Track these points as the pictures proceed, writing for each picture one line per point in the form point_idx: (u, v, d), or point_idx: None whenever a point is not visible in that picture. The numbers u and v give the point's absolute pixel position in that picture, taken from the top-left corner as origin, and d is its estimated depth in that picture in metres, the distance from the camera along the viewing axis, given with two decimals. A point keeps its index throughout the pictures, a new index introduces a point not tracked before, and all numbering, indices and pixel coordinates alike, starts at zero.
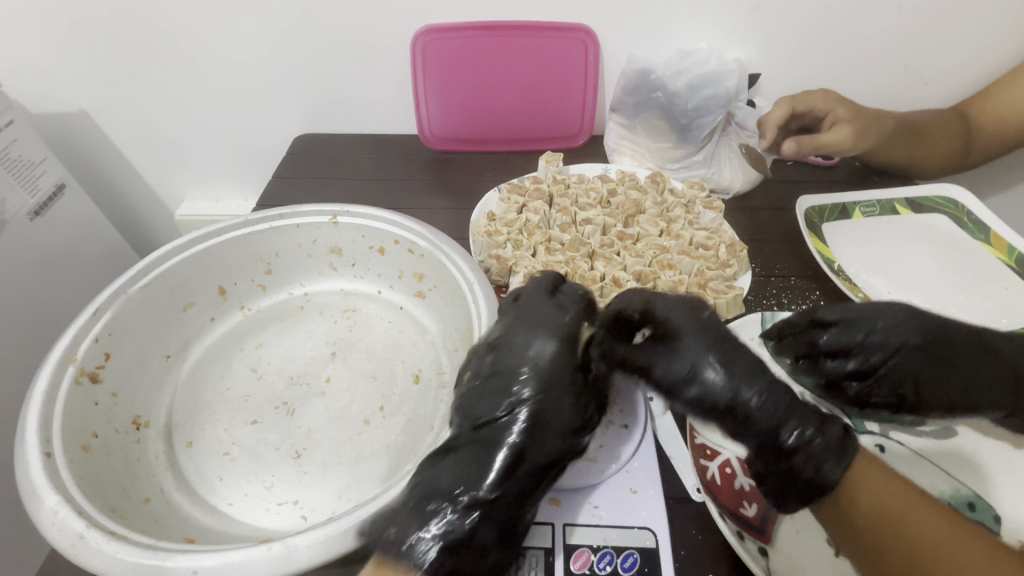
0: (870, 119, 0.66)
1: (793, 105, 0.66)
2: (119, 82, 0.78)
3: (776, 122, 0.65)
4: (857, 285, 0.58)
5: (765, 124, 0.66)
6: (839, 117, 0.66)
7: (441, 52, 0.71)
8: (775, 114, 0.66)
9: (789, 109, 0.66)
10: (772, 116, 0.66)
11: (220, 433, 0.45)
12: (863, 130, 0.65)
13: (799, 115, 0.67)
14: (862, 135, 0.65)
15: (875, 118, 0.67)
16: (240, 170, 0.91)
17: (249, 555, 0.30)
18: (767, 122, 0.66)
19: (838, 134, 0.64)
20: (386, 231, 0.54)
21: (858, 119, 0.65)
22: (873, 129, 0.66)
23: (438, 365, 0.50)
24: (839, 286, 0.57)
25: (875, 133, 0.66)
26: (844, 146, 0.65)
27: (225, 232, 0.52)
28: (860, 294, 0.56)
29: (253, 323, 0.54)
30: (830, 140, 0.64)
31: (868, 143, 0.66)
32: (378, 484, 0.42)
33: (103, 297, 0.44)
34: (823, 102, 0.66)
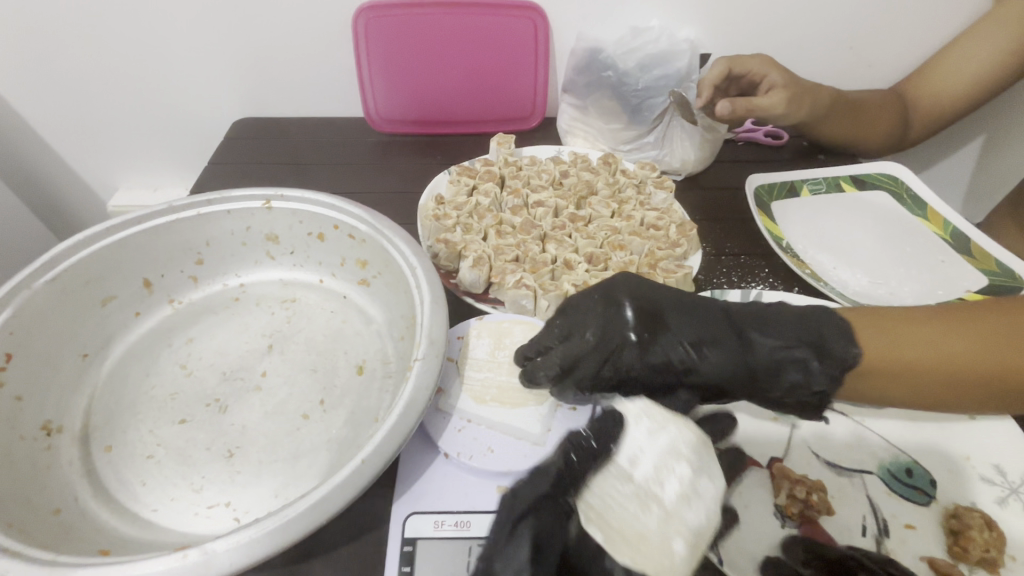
0: (801, 88, 0.67)
1: (730, 66, 0.66)
2: (33, 61, 0.72)
3: (713, 82, 0.64)
4: (804, 261, 0.59)
5: (702, 84, 0.65)
6: (771, 84, 0.66)
7: (386, 29, 0.68)
8: (712, 75, 0.65)
9: (727, 69, 0.65)
10: (710, 76, 0.65)
11: (143, 435, 0.42)
12: (795, 98, 0.66)
13: (737, 77, 0.67)
14: (793, 102, 0.66)
15: (807, 87, 0.68)
16: (177, 156, 0.86)
17: (162, 564, 0.28)
18: (704, 82, 0.64)
19: (771, 99, 0.65)
20: (324, 217, 0.51)
21: (790, 86, 0.66)
22: (803, 97, 0.67)
23: (383, 355, 0.48)
24: (787, 262, 0.58)
25: (805, 101, 0.67)
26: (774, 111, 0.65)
27: (145, 220, 0.48)
28: (806, 271, 0.57)
29: (183, 317, 0.50)
30: (763, 105, 0.65)
31: (802, 112, 0.67)
32: (317, 480, 0.39)
33: (0, 292, 0.40)
34: (758, 67, 0.66)
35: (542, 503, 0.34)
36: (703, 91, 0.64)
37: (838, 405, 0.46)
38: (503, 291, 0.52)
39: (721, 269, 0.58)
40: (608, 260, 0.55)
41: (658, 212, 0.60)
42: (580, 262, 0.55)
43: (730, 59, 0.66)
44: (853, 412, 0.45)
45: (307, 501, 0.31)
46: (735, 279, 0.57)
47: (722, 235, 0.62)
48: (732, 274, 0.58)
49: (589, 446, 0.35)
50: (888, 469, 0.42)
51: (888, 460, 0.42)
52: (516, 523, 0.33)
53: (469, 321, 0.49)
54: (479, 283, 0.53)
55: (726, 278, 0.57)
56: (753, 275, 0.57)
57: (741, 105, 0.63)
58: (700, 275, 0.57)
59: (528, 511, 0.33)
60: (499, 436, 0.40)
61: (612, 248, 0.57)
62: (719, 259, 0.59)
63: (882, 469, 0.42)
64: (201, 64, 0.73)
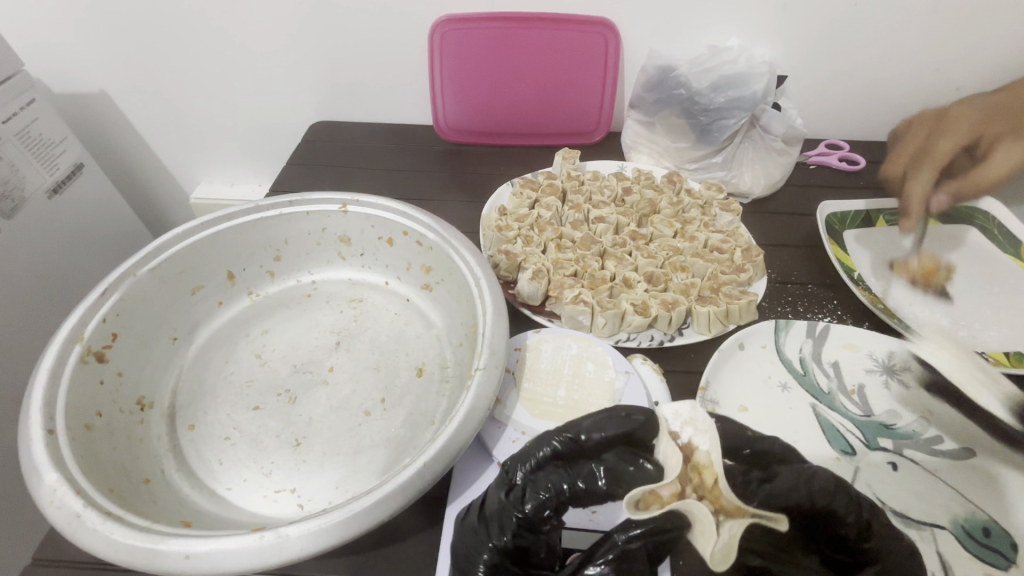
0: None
1: (935, 163, 0.54)
2: (140, 64, 0.79)
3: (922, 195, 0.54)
4: (879, 296, 0.56)
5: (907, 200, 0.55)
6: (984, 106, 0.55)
7: (460, 43, 0.70)
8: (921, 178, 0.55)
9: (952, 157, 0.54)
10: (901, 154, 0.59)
11: (222, 418, 0.45)
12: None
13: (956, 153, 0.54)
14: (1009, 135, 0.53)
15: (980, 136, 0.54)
16: (256, 156, 0.92)
17: (241, 542, 0.30)
18: (911, 199, 0.55)
19: (1007, 155, 0.52)
20: (394, 222, 0.54)
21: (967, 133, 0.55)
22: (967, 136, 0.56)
23: (442, 359, 0.50)
24: (858, 296, 0.55)
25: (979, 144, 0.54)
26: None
27: (235, 217, 0.52)
28: (880, 306, 0.53)
29: (261, 309, 0.54)
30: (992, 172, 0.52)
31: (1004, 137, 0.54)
32: (376, 477, 0.41)
33: (112, 277, 0.45)
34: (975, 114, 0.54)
35: (544, 490, 0.35)
36: (911, 209, 0.55)
37: (908, 451, 0.45)
38: (560, 305, 0.53)
39: (787, 297, 0.56)
40: (669, 282, 0.55)
41: (722, 235, 0.59)
42: (639, 281, 0.55)
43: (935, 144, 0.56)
44: (927, 460, 0.44)
45: (371, 497, 0.32)
46: (802, 309, 0.55)
47: (788, 263, 0.60)
48: (798, 303, 0.56)
49: (602, 481, 0.35)
50: (964, 526, 0.40)
51: (964, 515, 0.41)
52: (510, 502, 0.35)
53: (527, 333, 0.50)
54: (537, 296, 0.53)
55: (791, 307, 0.56)
56: (821, 306, 0.55)
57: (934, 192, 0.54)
58: (763, 302, 0.56)
59: (528, 506, 0.34)
60: None
61: (673, 269, 0.57)
62: (784, 287, 0.57)
63: (956, 523, 0.41)
64: (285, 70, 0.78)
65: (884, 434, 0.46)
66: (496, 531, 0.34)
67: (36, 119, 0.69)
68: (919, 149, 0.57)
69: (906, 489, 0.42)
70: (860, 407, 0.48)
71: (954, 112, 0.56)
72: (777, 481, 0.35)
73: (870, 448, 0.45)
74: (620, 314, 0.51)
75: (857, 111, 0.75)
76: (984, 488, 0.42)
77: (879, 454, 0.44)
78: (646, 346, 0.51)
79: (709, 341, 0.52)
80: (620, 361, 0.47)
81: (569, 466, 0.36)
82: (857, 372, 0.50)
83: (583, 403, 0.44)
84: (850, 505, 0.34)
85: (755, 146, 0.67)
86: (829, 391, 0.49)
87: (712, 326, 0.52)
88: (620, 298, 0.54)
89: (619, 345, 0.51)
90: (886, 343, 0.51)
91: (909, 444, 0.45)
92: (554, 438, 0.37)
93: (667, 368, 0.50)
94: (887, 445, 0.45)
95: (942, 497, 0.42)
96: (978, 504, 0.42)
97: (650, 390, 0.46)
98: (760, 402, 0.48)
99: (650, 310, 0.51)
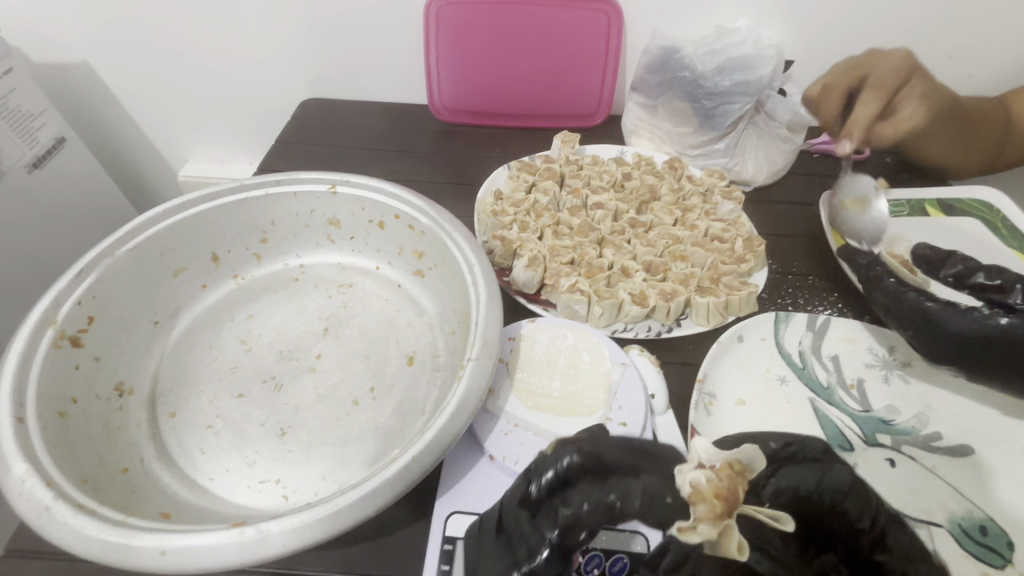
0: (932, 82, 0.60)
1: (877, 87, 0.57)
2: (123, 35, 0.75)
3: (867, 120, 0.57)
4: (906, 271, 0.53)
5: (850, 124, 0.58)
6: (910, 53, 0.59)
7: (456, 18, 0.67)
8: (859, 115, 0.57)
9: (885, 97, 0.57)
10: (835, 81, 0.60)
11: (204, 405, 0.43)
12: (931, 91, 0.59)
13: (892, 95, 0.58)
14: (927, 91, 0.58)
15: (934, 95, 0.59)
16: (246, 133, 0.89)
17: (221, 538, 0.29)
18: (854, 121, 0.57)
19: (911, 111, 0.58)
20: (386, 205, 0.52)
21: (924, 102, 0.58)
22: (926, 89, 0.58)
23: (433, 348, 0.48)
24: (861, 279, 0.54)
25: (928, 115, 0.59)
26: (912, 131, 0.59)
27: (219, 196, 0.50)
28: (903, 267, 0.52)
29: (246, 293, 0.52)
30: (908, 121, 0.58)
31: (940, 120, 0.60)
32: (363, 468, 0.40)
33: (87, 258, 0.42)
34: (904, 59, 0.58)
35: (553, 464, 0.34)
36: (852, 131, 0.57)
37: (906, 448, 0.44)
38: (556, 294, 0.52)
39: (787, 289, 0.55)
40: (668, 271, 0.54)
41: (723, 224, 0.58)
42: (638, 270, 0.53)
43: (873, 82, 0.58)
44: (924, 457, 0.43)
45: (358, 492, 0.31)
46: (802, 301, 0.54)
47: (789, 253, 0.59)
48: (798, 295, 0.55)
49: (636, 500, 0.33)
50: (960, 524, 0.40)
51: (961, 514, 0.40)
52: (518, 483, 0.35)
53: (521, 322, 0.49)
54: (532, 284, 0.52)
55: (791, 299, 0.54)
56: (822, 299, 0.54)
57: (869, 110, 0.57)
58: (763, 293, 0.55)
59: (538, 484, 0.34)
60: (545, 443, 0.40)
61: (672, 258, 0.55)
62: (784, 278, 0.56)
63: (954, 521, 0.40)
64: (276, 44, 0.75)
65: (882, 430, 0.45)
66: (547, 522, 0.33)
67: (14, 90, 0.66)
68: (861, 79, 0.59)
69: (904, 486, 0.42)
70: (859, 402, 0.47)
71: (881, 52, 0.60)
72: (787, 470, 0.35)
73: (869, 444, 0.44)
74: (618, 304, 0.50)
75: None
76: (980, 487, 0.42)
77: (877, 450, 0.44)
78: (643, 337, 0.50)
79: (707, 333, 0.51)
80: (619, 353, 0.46)
81: (604, 479, 0.34)
82: (857, 367, 0.49)
83: (578, 395, 0.43)
84: (863, 508, 0.34)
85: (759, 132, 0.65)
86: (829, 385, 0.48)
87: (711, 318, 0.51)
88: (617, 287, 0.52)
89: (615, 335, 0.50)
90: (887, 338, 0.50)
91: (907, 440, 0.44)
92: (577, 446, 0.35)
93: (664, 360, 0.48)
94: (886, 441, 0.44)
95: (940, 494, 0.41)
96: (975, 502, 0.41)
97: (647, 382, 0.44)
98: (758, 397, 0.47)
99: (648, 300, 0.50)
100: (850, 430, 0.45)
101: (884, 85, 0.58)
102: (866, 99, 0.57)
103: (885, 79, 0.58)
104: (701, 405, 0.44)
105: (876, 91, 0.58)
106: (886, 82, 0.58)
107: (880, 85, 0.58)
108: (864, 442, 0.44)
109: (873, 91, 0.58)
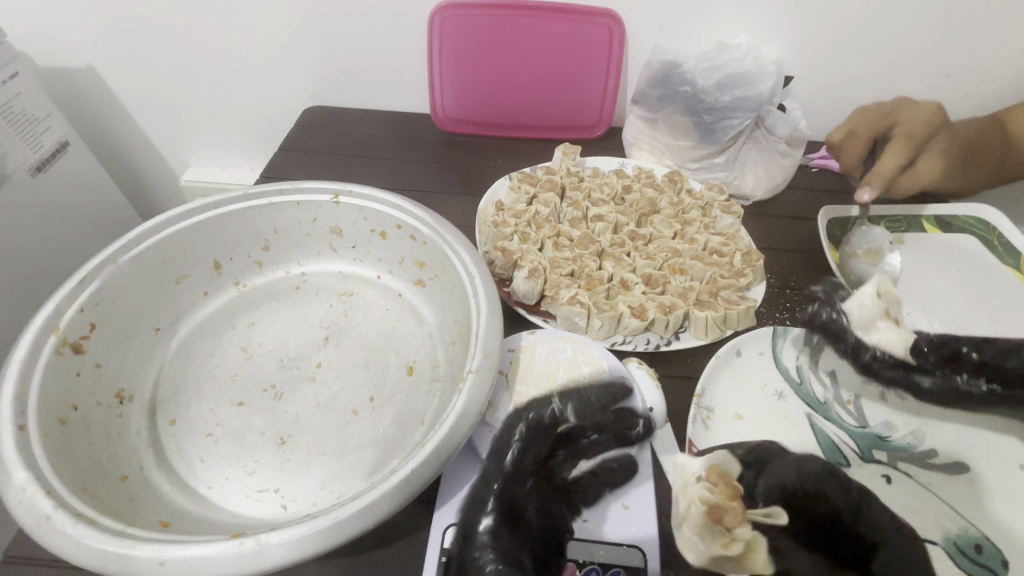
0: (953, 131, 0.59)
1: (905, 139, 0.57)
2: (129, 42, 0.76)
3: (890, 171, 0.57)
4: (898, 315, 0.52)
5: (875, 172, 0.58)
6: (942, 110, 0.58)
7: (460, 30, 0.68)
8: (886, 164, 0.57)
9: (907, 149, 0.57)
10: (859, 127, 0.60)
11: (205, 413, 0.44)
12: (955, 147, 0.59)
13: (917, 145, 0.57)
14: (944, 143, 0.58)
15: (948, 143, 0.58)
16: (249, 139, 0.90)
17: (221, 549, 0.29)
18: (878, 172, 0.57)
19: (932, 164, 0.58)
20: (388, 215, 0.52)
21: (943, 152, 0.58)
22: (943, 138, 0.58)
23: (433, 358, 0.49)
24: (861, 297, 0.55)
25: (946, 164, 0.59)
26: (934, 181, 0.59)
27: (223, 204, 0.50)
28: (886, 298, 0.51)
29: (247, 301, 0.52)
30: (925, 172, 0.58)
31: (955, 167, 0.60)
32: (362, 479, 0.40)
33: (91, 265, 0.43)
34: (936, 113, 0.58)
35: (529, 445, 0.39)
36: (874, 181, 0.58)
37: (901, 464, 0.44)
38: (556, 306, 0.52)
39: (785, 303, 0.56)
40: (667, 284, 0.54)
41: (722, 238, 0.58)
42: (637, 283, 0.54)
43: (901, 131, 0.57)
44: (920, 474, 0.44)
45: (357, 504, 0.31)
46: (800, 316, 0.54)
47: (787, 268, 0.59)
48: (796, 310, 0.55)
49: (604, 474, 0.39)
50: (955, 543, 0.40)
51: (957, 532, 0.41)
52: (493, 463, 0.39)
53: (521, 333, 0.49)
54: (532, 295, 0.52)
55: (788, 313, 0.55)
56: None
57: (897, 160, 0.57)
58: (762, 307, 0.55)
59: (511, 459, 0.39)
60: None
61: (672, 271, 0.55)
62: (782, 293, 0.57)
63: (950, 538, 0.40)
64: (281, 53, 0.76)
65: (879, 446, 0.45)
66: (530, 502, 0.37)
67: (19, 94, 0.66)
68: (888, 125, 0.59)
69: (900, 502, 0.42)
70: (856, 418, 0.47)
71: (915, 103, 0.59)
72: (773, 469, 0.36)
73: (865, 460, 0.44)
74: (617, 316, 0.50)
75: None
76: (975, 504, 0.42)
77: (873, 466, 0.44)
78: (642, 350, 0.50)
79: (706, 347, 0.51)
80: (618, 366, 0.46)
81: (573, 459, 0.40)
82: (853, 383, 0.49)
83: None
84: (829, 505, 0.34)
85: (759, 147, 0.66)
86: (826, 400, 0.48)
87: (709, 332, 0.51)
88: (617, 300, 0.53)
89: (614, 348, 0.50)
90: None
91: (903, 457, 0.45)
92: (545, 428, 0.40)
93: (662, 373, 0.49)
94: (882, 457, 0.45)
95: (936, 512, 0.41)
96: (970, 520, 0.41)
97: (646, 395, 0.45)
98: (755, 411, 0.47)
99: (647, 313, 0.50)
100: (847, 444, 0.45)
101: (909, 136, 0.57)
102: (897, 149, 0.57)
103: (910, 128, 0.57)
104: (698, 420, 0.44)
105: (905, 142, 0.57)
106: (914, 130, 0.57)
107: (906, 136, 0.57)
108: (861, 457, 0.44)
109: (900, 143, 0.57)
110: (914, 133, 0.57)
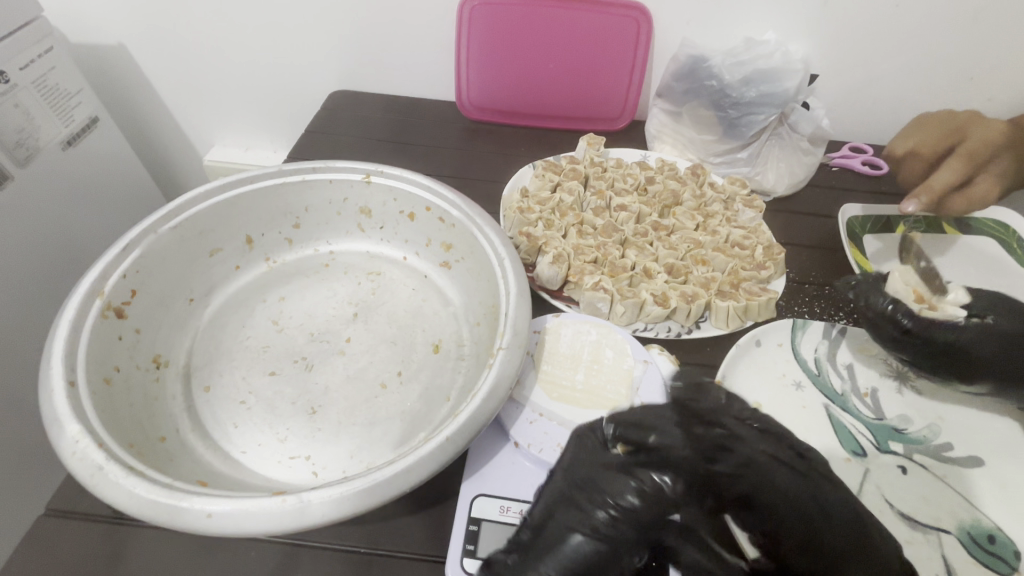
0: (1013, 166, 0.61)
1: (964, 157, 0.59)
2: (160, 20, 0.77)
3: (943, 186, 0.59)
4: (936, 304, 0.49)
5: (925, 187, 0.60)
6: (1002, 135, 0.60)
7: (490, 18, 0.69)
8: (940, 179, 0.59)
9: (959, 170, 0.59)
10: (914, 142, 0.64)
11: (237, 380, 0.45)
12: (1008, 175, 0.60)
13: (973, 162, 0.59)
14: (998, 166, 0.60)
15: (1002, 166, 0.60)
16: (273, 121, 0.91)
17: (263, 504, 0.30)
18: (931, 184, 0.59)
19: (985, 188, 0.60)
20: (418, 196, 0.53)
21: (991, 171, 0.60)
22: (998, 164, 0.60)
23: (459, 338, 0.50)
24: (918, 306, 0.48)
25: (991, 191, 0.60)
26: (985, 206, 0.60)
27: (257, 180, 0.51)
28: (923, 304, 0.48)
29: (278, 276, 0.53)
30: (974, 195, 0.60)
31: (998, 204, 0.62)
32: (390, 449, 0.41)
33: (132, 233, 0.44)
34: (996, 136, 0.60)
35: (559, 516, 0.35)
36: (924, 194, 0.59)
37: (917, 456, 0.45)
38: (579, 291, 0.53)
39: (804, 297, 0.56)
40: (689, 274, 0.55)
41: (744, 231, 0.59)
42: (659, 272, 0.55)
43: (963, 152, 0.59)
44: (934, 465, 0.44)
45: (393, 469, 0.32)
46: (819, 310, 0.55)
47: (807, 262, 0.60)
48: (815, 304, 0.56)
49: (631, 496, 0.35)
50: (969, 533, 0.41)
51: (970, 522, 0.41)
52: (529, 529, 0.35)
53: (546, 316, 0.50)
54: (556, 280, 0.53)
55: (808, 308, 0.55)
56: (838, 309, 0.55)
57: (953, 176, 0.58)
58: (781, 301, 0.56)
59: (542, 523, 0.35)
60: (568, 433, 0.41)
61: (694, 262, 0.56)
62: (802, 287, 0.57)
63: (963, 529, 0.41)
64: (310, 36, 0.77)
65: (895, 438, 0.46)
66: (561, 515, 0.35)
67: (53, 68, 0.67)
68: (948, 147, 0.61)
69: (916, 494, 0.42)
70: (872, 410, 0.48)
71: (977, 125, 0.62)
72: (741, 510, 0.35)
73: (882, 451, 0.45)
74: (640, 303, 0.51)
75: (887, 114, 0.74)
76: (989, 495, 0.43)
77: (890, 457, 0.45)
78: (663, 337, 0.51)
79: (725, 336, 0.52)
80: (640, 350, 0.47)
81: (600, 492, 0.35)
82: (871, 376, 0.50)
83: (601, 389, 0.44)
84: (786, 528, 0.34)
85: (782, 144, 0.66)
86: (843, 392, 0.49)
87: (730, 322, 0.52)
88: (639, 288, 0.54)
89: (636, 334, 0.51)
90: None
91: (918, 448, 0.45)
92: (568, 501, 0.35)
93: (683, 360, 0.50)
94: (898, 449, 0.45)
95: (951, 503, 0.42)
96: (984, 512, 0.42)
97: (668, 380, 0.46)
98: (774, 401, 0.48)
99: (670, 302, 0.51)
100: (865, 435, 0.46)
101: (966, 151, 0.59)
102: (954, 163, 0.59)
103: (971, 145, 0.60)
104: None
105: (959, 160, 0.59)
106: (969, 148, 0.59)
107: (967, 152, 0.59)
108: (877, 447, 0.45)
109: (956, 161, 0.59)
110: (969, 148, 0.59)
